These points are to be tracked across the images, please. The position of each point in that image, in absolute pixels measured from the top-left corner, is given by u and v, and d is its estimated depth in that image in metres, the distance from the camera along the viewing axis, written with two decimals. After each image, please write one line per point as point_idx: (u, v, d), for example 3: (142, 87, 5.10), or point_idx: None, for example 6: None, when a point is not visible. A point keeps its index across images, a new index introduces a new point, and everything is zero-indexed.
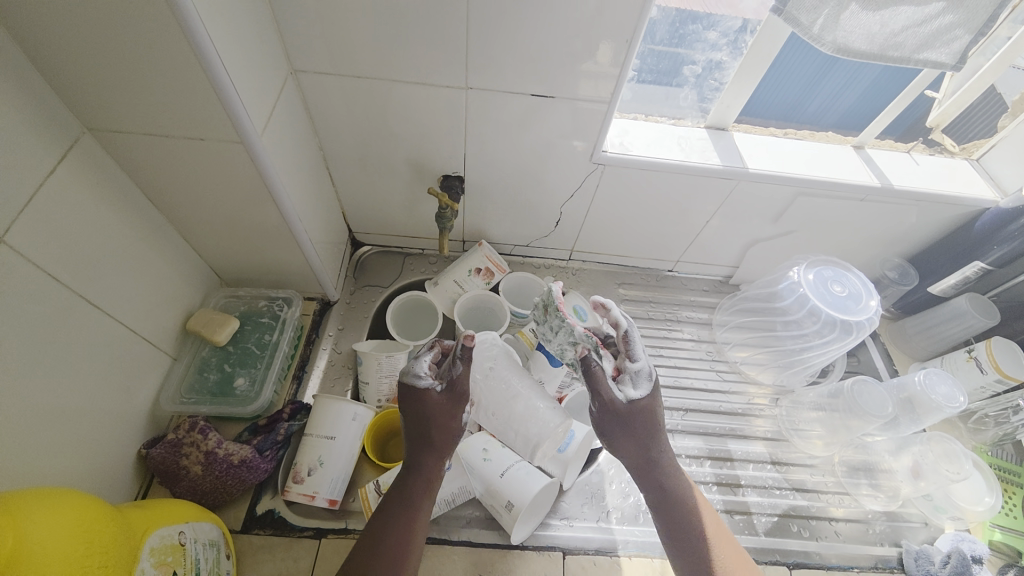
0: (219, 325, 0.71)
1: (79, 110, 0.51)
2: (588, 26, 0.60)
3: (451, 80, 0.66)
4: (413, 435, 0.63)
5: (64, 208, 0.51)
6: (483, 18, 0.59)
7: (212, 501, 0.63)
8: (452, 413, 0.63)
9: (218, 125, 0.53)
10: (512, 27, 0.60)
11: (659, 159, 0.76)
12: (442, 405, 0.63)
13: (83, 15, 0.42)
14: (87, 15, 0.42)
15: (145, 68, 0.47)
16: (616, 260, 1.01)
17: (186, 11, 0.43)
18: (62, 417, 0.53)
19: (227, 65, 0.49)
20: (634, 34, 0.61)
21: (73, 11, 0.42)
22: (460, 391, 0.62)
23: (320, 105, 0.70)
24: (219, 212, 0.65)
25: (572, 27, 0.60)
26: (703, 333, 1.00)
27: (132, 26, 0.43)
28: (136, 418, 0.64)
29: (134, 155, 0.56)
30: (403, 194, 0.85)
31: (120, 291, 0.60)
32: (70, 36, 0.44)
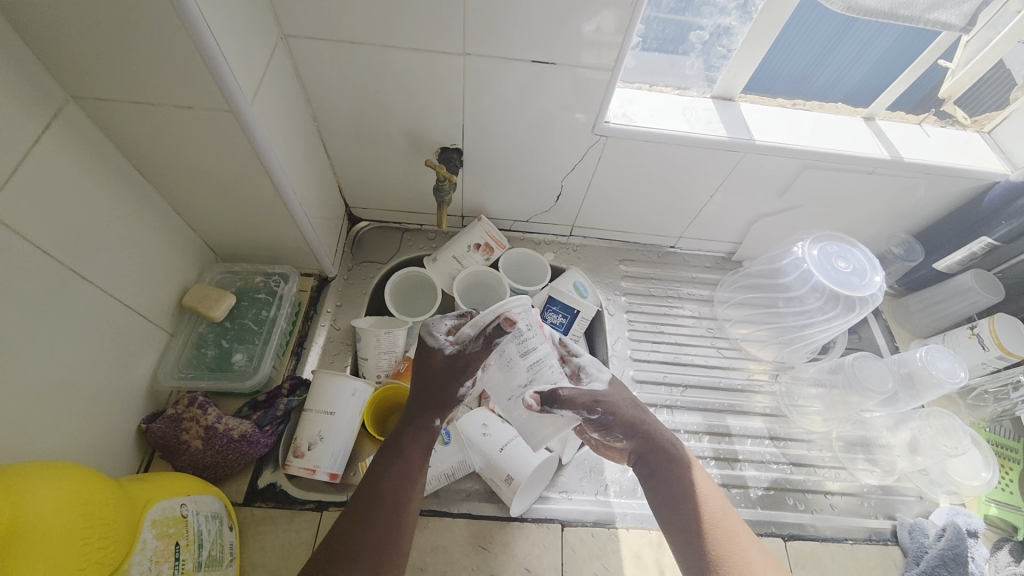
0: (215, 301, 0.70)
1: (60, 76, 0.49)
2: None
3: (448, 46, 0.64)
4: (420, 393, 0.64)
5: (51, 180, 0.50)
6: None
7: (214, 475, 0.64)
8: (446, 382, 0.62)
9: (206, 92, 0.51)
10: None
11: (662, 130, 0.74)
12: (440, 370, 0.63)
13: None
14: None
15: (125, 29, 0.44)
16: (617, 236, 0.99)
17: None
18: (59, 393, 0.52)
19: (214, 29, 0.47)
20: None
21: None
22: (461, 365, 0.61)
23: (311, 73, 0.67)
24: (211, 184, 0.63)
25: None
26: (704, 310, 0.99)
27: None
28: (135, 393, 0.63)
29: (120, 124, 0.54)
30: (400, 168, 0.83)
31: (112, 266, 0.58)
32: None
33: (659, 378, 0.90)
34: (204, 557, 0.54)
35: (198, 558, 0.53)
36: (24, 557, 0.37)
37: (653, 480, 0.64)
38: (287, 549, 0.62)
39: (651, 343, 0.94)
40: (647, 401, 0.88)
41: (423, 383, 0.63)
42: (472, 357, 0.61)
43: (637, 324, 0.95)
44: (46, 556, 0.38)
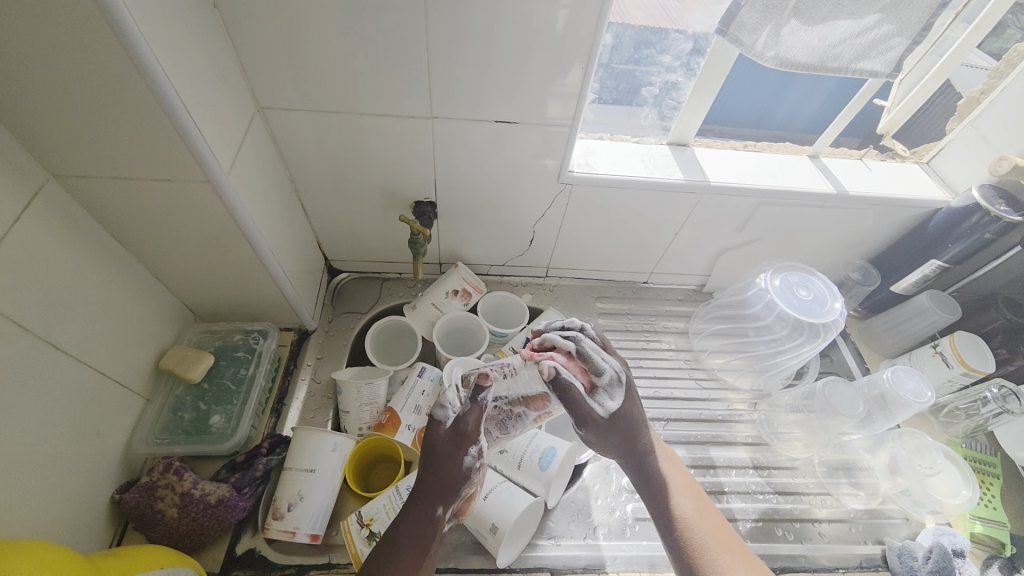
0: (193, 362, 0.70)
1: (43, 157, 0.51)
2: (546, 55, 0.63)
3: (416, 111, 0.68)
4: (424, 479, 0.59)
5: (30, 255, 0.51)
6: (444, 50, 0.61)
7: (190, 544, 0.62)
8: (456, 456, 0.60)
9: (186, 167, 0.53)
10: (473, 59, 0.62)
11: (623, 177, 0.78)
12: (444, 445, 0.60)
13: (42, 66, 0.43)
14: (49, 67, 0.43)
15: (108, 113, 0.47)
16: (592, 274, 1.02)
17: (147, 61, 0.44)
18: (31, 468, 0.52)
19: (192, 110, 0.50)
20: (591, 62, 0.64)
21: (34, 63, 0.43)
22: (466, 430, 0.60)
23: (288, 140, 0.71)
24: (190, 248, 0.65)
25: (532, 54, 0.62)
26: (680, 342, 1.01)
27: (94, 77, 0.44)
28: (109, 461, 0.62)
29: (100, 198, 0.56)
30: (377, 221, 0.86)
31: (88, 334, 0.59)
32: (30, 86, 0.44)
33: None
34: None
35: None
36: None
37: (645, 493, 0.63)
38: None
39: None
40: None
41: (430, 465, 0.59)
42: (472, 420, 0.60)
43: None
44: None
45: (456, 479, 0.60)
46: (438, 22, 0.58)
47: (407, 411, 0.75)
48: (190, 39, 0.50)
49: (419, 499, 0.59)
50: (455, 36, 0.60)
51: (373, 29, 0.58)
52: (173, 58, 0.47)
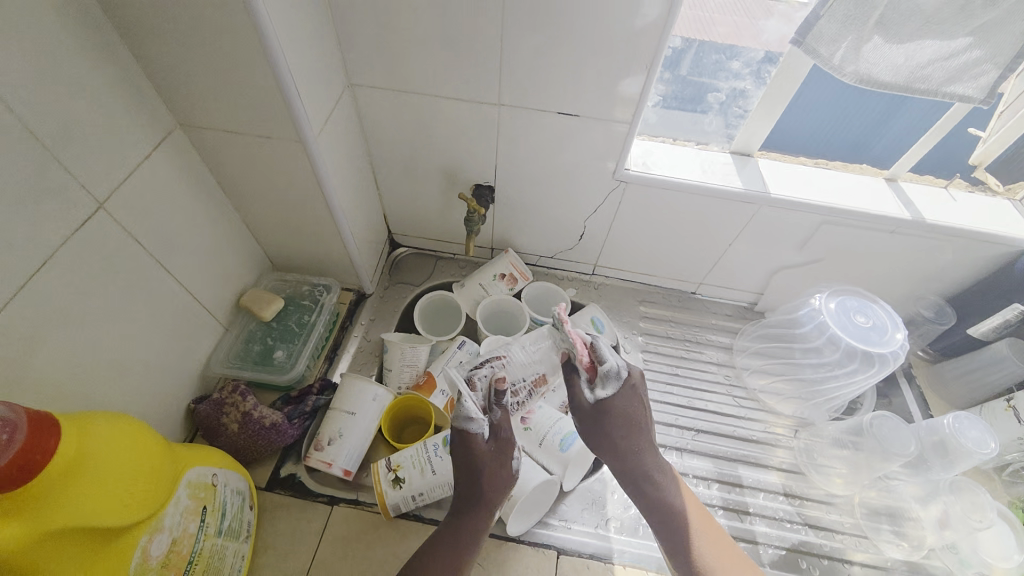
0: (266, 302, 0.79)
1: (175, 109, 0.61)
2: (612, 52, 0.65)
3: (486, 97, 0.73)
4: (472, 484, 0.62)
5: (153, 189, 0.61)
6: (517, 42, 0.66)
7: (244, 457, 0.71)
8: (501, 463, 0.63)
9: (284, 127, 0.62)
10: (543, 53, 0.67)
11: (679, 179, 0.78)
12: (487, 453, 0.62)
13: (185, 30, 0.52)
14: (191, 32, 0.52)
15: (230, 75, 0.56)
16: (639, 278, 1.02)
17: (265, 31, 0.52)
18: (131, 365, 0.62)
19: (295, 78, 0.58)
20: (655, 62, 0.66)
21: (180, 28, 0.52)
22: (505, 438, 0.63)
23: (370, 116, 0.79)
24: (277, 201, 0.74)
25: (599, 51, 0.65)
26: (721, 357, 0.98)
27: (224, 42, 0.53)
28: (189, 375, 0.72)
29: (213, 148, 0.66)
30: (439, 200, 0.92)
31: (187, 264, 0.69)
32: (174, 47, 0.54)
33: (671, 420, 0.89)
34: (224, 526, 0.58)
35: (219, 525, 0.57)
36: (84, 495, 0.41)
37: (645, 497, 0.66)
38: (296, 536, 0.67)
39: (665, 385, 0.93)
40: (657, 441, 0.87)
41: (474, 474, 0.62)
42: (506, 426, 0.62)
43: (653, 364, 0.95)
44: (104, 500, 0.42)
45: (500, 484, 0.63)
46: (514, 15, 0.63)
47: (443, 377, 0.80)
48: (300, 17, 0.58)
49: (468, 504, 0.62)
50: (528, 30, 0.64)
51: (456, 18, 0.64)
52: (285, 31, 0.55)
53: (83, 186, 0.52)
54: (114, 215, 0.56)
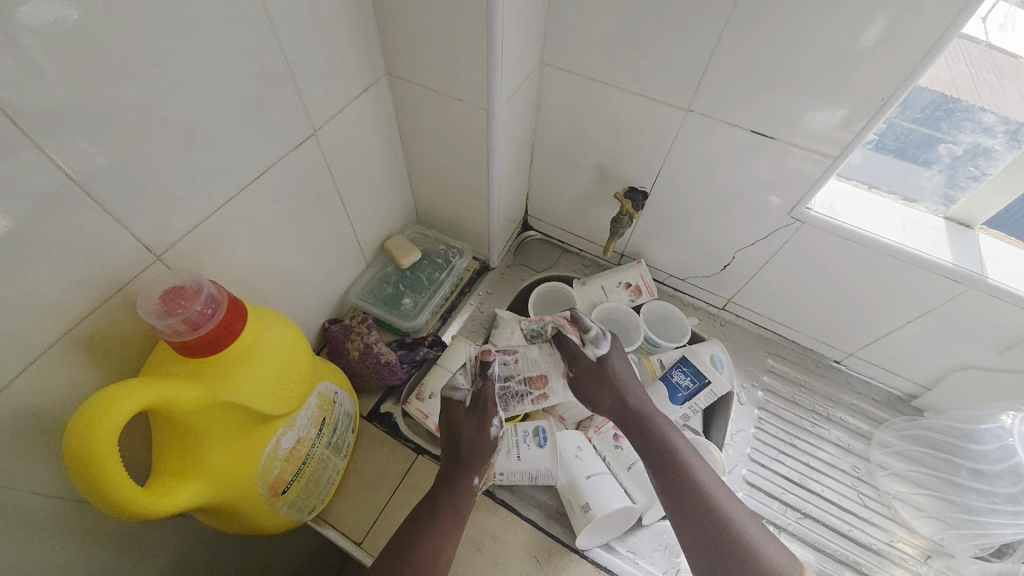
0: (407, 251, 0.84)
1: (388, 58, 0.66)
2: (841, 76, 0.57)
3: (675, 100, 0.69)
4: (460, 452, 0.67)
5: (351, 127, 0.67)
6: (734, 49, 0.60)
7: (356, 383, 0.77)
8: (479, 429, 0.69)
9: (478, 93, 0.64)
10: (758, 64, 0.60)
11: (871, 235, 0.69)
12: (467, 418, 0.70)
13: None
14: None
15: (446, 35, 0.59)
16: (774, 327, 0.92)
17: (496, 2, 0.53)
18: (293, 277, 0.69)
19: (504, 50, 0.59)
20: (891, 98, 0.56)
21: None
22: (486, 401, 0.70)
23: (547, 98, 0.78)
24: (443, 160, 0.78)
25: (825, 73, 0.58)
26: (854, 444, 0.84)
27: (453, 5, 0.55)
28: (330, 298, 0.79)
29: (407, 100, 0.71)
30: (586, 194, 0.90)
31: (355, 201, 0.75)
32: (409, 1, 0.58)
33: (776, 492, 0.79)
34: (332, 441, 0.63)
35: (329, 438, 0.62)
36: (252, 373, 0.46)
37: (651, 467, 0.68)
38: (381, 470, 0.71)
39: (776, 451, 0.83)
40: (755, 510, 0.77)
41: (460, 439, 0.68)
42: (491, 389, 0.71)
43: (768, 426, 0.85)
44: (266, 382, 0.48)
45: (482, 453, 0.67)
46: (740, 20, 0.57)
47: None
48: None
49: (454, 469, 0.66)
50: (751, 37, 0.58)
51: (675, 13, 0.60)
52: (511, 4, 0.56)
53: (306, 114, 0.58)
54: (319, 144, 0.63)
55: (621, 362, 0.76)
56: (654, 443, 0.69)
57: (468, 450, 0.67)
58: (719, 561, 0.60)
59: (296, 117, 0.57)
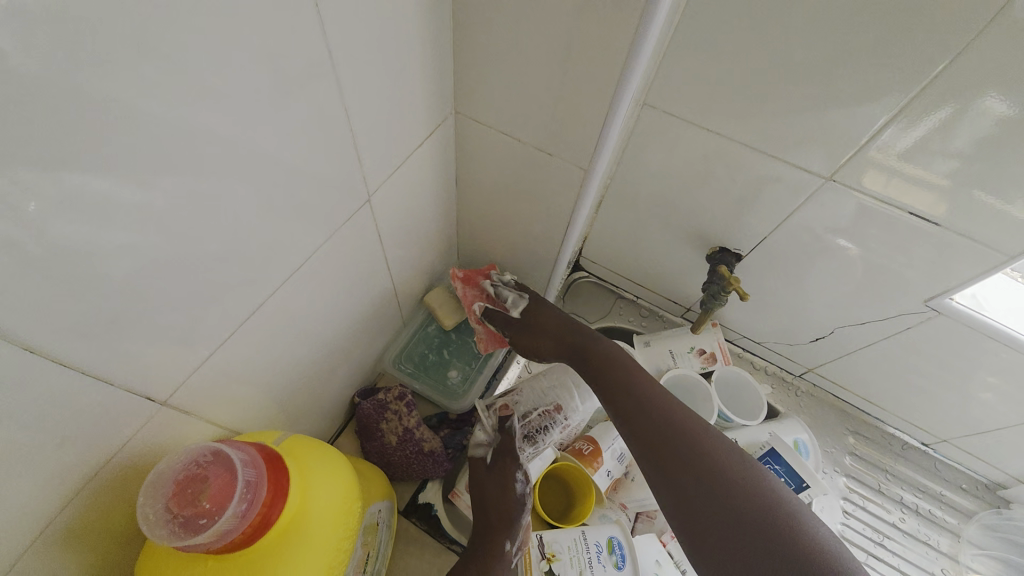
0: (452, 309, 0.71)
1: (460, 94, 0.53)
2: None
3: (812, 167, 0.55)
4: (488, 515, 0.60)
5: (408, 181, 0.53)
6: (913, 120, 0.47)
7: (393, 473, 0.64)
8: (504, 481, 0.61)
9: (578, 151, 0.51)
10: (938, 139, 0.48)
11: (1021, 336, 0.59)
12: (489, 471, 0.62)
13: (533, 24, 0.42)
14: (539, 27, 0.42)
15: (547, 81, 0.46)
16: (857, 401, 0.83)
17: (636, 53, 0.40)
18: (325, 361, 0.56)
19: (624, 104, 0.46)
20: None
21: (528, 19, 0.41)
22: (504, 446, 0.62)
23: (637, 143, 0.64)
24: (509, 210, 0.65)
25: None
26: (941, 541, 0.76)
27: (572, 49, 0.42)
28: (363, 370, 0.66)
29: (475, 142, 0.57)
30: (659, 245, 0.78)
31: (400, 260, 0.62)
32: (507, 35, 0.44)
33: None
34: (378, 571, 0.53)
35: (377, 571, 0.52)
36: (298, 544, 0.37)
37: (669, 484, 0.50)
38: None
39: (863, 554, 0.74)
40: None
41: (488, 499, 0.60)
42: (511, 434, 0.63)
43: (852, 522, 0.76)
44: (317, 550, 0.38)
45: (512, 507, 0.59)
46: (935, 90, 0.44)
47: (609, 456, 0.70)
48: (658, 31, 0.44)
49: (483, 533, 0.58)
50: (943, 108, 0.45)
51: (843, 71, 0.46)
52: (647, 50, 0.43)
53: (361, 176, 0.45)
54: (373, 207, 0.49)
55: (594, 330, 0.65)
56: (652, 419, 0.55)
57: (496, 510, 0.60)
58: (776, 541, 0.44)
59: (348, 184, 0.43)
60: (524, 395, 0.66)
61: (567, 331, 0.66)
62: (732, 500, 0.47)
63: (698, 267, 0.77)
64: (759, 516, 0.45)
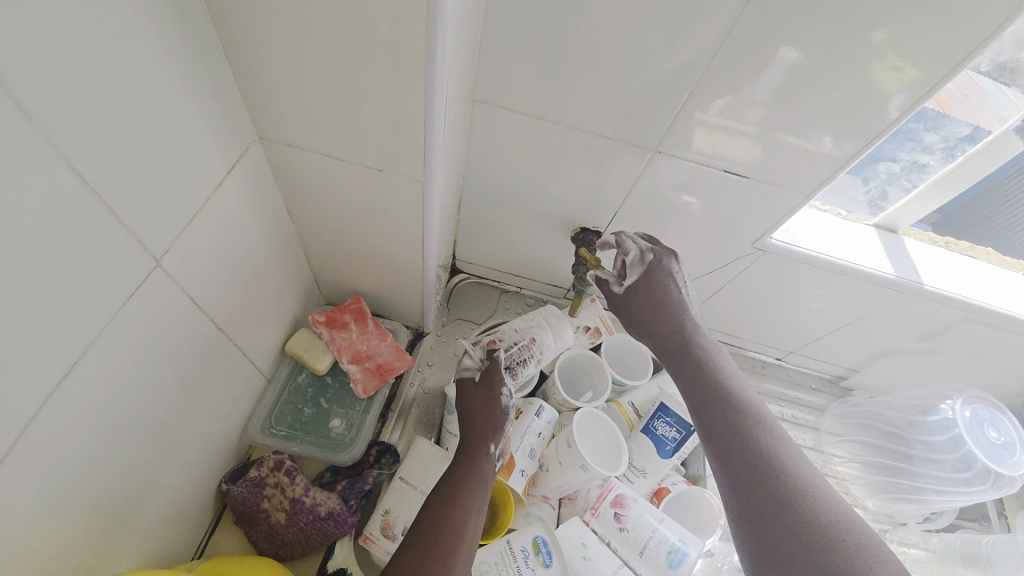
0: (322, 351, 0.64)
1: (257, 117, 0.45)
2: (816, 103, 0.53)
3: (643, 139, 0.59)
4: (472, 420, 0.64)
5: (223, 222, 0.46)
6: (715, 87, 0.52)
7: (290, 552, 0.58)
8: (490, 398, 0.65)
9: (409, 165, 0.46)
10: (736, 102, 0.53)
11: (828, 258, 0.68)
12: (477, 391, 0.66)
13: (318, 31, 0.36)
14: (327, 36, 0.36)
15: (351, 92, 0.40)
16: (725, 337, 0.92)
17: (442, 61, 0.36)
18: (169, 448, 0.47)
19: (447, 115, 0.42)
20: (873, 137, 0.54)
21: (312, 27, 0.36)
22: (491, 371, 0.66)
23: (483, 138, 0.63)
24: (358, 232, 0.59)
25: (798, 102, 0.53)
26: (807, 438, 0.88)
27: (372, 58, 0.37)
28: (225, 442, 0.57)
29: (295, 169, 0.50)
30: (526, 234, 0.78)
31: (239, 310, 0.53)
32: (293, 48, 0.37)
33: None
34: None
35: None
36: None
37: (733, 470, 0.49)
38: None
39: None
40: None
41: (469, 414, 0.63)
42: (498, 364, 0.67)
43: None
44: None
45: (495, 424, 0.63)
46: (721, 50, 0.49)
47: (521, 455, 0.70)
48: (467, 26, 0.43)
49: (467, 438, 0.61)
50: (737, 73, 0.51)
51: (649, 48, 0.50)
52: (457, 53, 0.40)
53: (138, 233, 0.36)
54: (178, 262, 0.42)
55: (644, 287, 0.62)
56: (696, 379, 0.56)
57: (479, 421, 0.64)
58: (795, 505, 0.44)
59: (129, 244, 0.36)
60: (507, 330, 0.70)
61: (670, 319, 0.60)
62: (775, 483, 0.46)
63: (567, 248, 0.79)
64: (793, 493, 0.45)
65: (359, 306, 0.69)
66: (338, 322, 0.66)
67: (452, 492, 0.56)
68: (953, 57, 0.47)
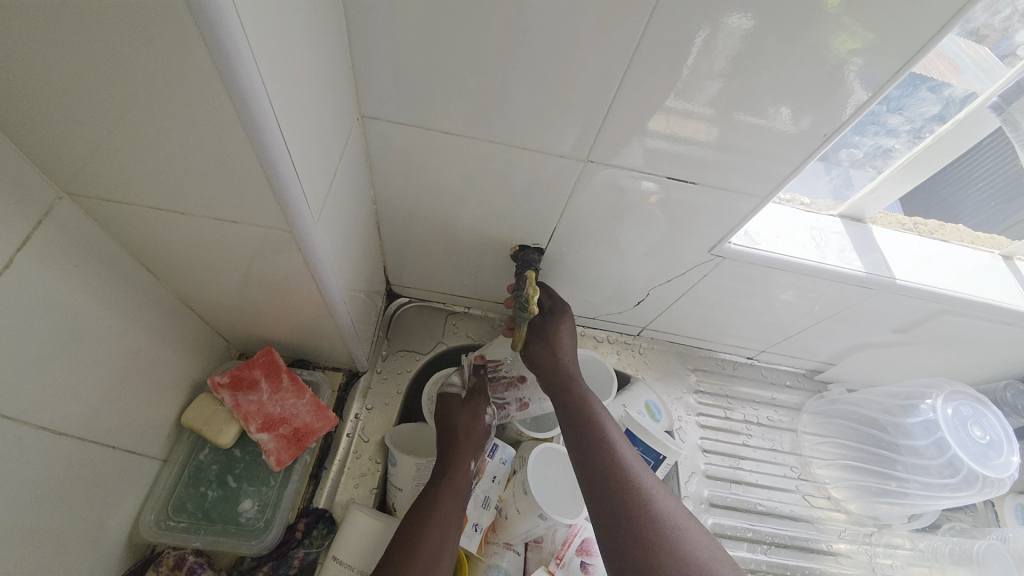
0: (225, 421, 0.56)
1: (55, 172, 0.36)
2: (745, 93, 0.46)
3: (567, 150, 0.52)
4: (452, 429, 0.63)
5: (38, 294, 0.38)
6: (637, 88, 0.46)
7: None
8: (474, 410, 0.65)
9: (266, 213, 0.39)
10: (659, 101, 0.47)
11: (790, 259, 0.63)
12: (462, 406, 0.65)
13: (81, 64, 0.28)
14: (94, 66, 0.28)
15: (159, 137, 0.33)
16: (691, 341, 0.85)
17: (250, 82, 0.29)
18: (28, 566, 0.40)
19: (292, 143, 0.35)
20: (813, 125, 0.48)
21: (71, 60, 0.28)
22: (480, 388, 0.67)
23: (386, 159, 0.55)
24: (240, 284, 0.50)
25: (723, 91, 0.46)
26: (784, 442, 0.83)
27: (162, 90, 0.30)
28: (114, 540, 0.50)
29: (134, 227, 0.42)
30: (458, 255, 0.70)
31: (101, 391, 0.45)
32: (59, 85, 0.30)
33: (743, 530, 0.74)
34: None
35: None
36: None
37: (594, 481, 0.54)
38: None
39: (728, 484, 0.77)
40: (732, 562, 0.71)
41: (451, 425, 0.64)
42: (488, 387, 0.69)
43: (713, 457, 0.79)
44: None
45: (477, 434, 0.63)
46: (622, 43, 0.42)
47: (475, 507, 0.61)
48: (305, 35, 0.35)
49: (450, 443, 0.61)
50: (658, 69, 0.44)
51: (542, 44, 0.43)
52: (283, 68, 0.33)
53: None
54: None
55: (575, 435, 0.58)
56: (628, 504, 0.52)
57: (465, 435, 0.63)
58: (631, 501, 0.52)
59: None
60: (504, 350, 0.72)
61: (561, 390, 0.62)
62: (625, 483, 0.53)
63: (505, 266, 0.71)
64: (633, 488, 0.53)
65: (271, 358, 0.60)
66: (246, 381, 0.58)
67: (434, 503, 0.55)
68: (886, 33, 0.41)
